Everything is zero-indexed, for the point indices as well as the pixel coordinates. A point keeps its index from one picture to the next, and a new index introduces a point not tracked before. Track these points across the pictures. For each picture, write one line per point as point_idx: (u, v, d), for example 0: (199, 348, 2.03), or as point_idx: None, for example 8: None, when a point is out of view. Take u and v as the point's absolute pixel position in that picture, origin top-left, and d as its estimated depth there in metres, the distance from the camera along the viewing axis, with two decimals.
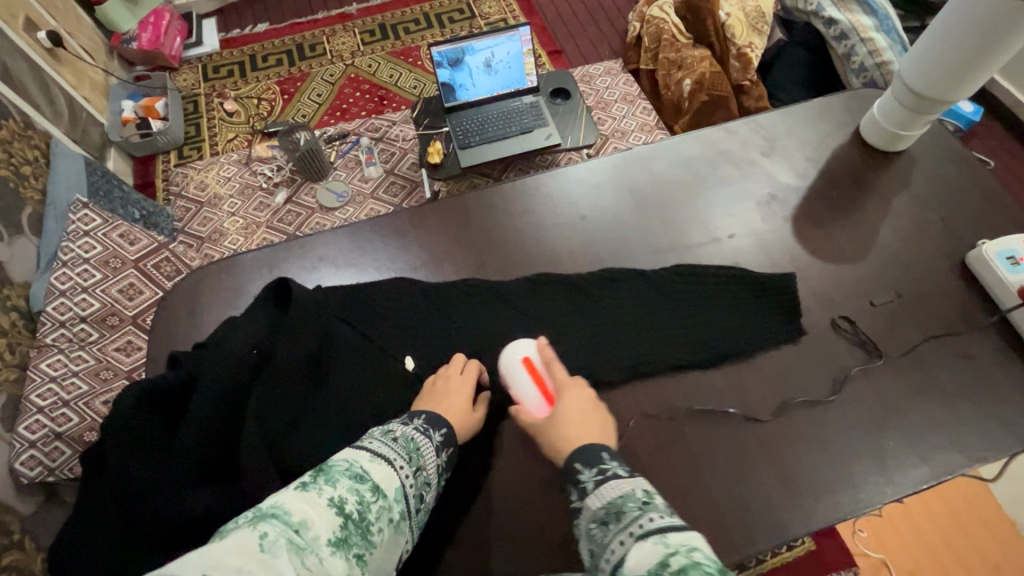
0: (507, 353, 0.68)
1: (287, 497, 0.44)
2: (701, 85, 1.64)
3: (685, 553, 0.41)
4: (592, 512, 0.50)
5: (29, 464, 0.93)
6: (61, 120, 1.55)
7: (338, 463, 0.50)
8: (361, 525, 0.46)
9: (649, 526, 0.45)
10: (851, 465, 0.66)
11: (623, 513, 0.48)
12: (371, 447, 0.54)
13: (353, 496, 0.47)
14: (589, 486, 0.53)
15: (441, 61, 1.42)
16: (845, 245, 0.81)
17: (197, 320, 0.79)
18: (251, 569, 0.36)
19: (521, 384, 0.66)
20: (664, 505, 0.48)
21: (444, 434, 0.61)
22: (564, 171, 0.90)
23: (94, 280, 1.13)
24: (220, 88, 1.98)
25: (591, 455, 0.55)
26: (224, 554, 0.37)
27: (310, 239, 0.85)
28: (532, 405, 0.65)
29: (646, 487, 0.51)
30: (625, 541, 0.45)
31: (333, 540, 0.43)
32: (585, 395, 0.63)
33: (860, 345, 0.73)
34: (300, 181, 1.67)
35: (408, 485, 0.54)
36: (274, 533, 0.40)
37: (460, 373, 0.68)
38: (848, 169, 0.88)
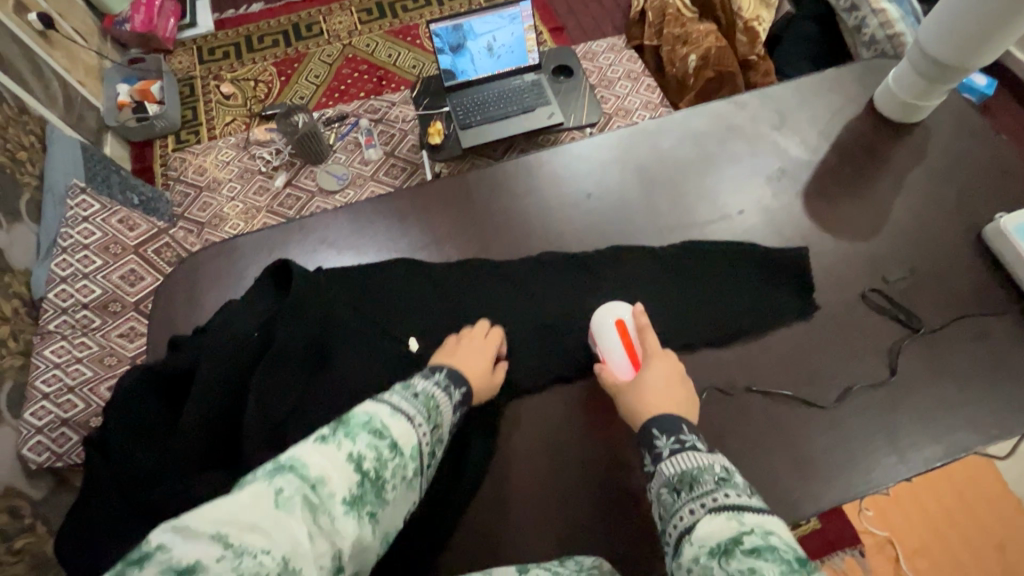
0: (601, 313, 0.68)
1: (306, 450, 0.43)
2: (706, 60, 1.60)
3: (761, 535, 0.43)
4: (665, 478, 0.52)
5: (36, 450, 0.94)
6: (56, 104, 1.53)
7: (359, 415, 0.48)
8: (377, 484, 0.45)
9: (724, 501, 0.47)
10: (863, 445, 0.65)
11: (697, 483, 0.50)
12: (391, 401, 0.52)
13: (371, 453, 0.46)
14: (665, 453, 0.54)
15: (443, 47, 1.41)
16: (860, 220, 0.79)
17: (199, 303, 0.78)
18: (265, 526, 0.37)
19: (610, 345, 0.66)
20: (744, 484, 0.49)
21: (463, 393, 0.61)
22: (569, 147, 0.87)
23: (94, 266, 1.12)
24: (217, 70, 1.94)
25: (669, 424, 0.56)
26: (242, 508, 0.37)
27: (311, 220, 0.83)
28: (618, 366, 0.65)
29: (725, 464, 0.51)
30: (696, 510, 0.47)
31: (347, 499, 0.42)
32: (676, 367, 0.63)
33: (896, 317, 0.72)
34: (300, 164, 1.65)
35: (425, 442, 0.52)
36: (290, 489, 0.39)
37: (482, 336, 0.67)
38: (862, 142, 0.85)
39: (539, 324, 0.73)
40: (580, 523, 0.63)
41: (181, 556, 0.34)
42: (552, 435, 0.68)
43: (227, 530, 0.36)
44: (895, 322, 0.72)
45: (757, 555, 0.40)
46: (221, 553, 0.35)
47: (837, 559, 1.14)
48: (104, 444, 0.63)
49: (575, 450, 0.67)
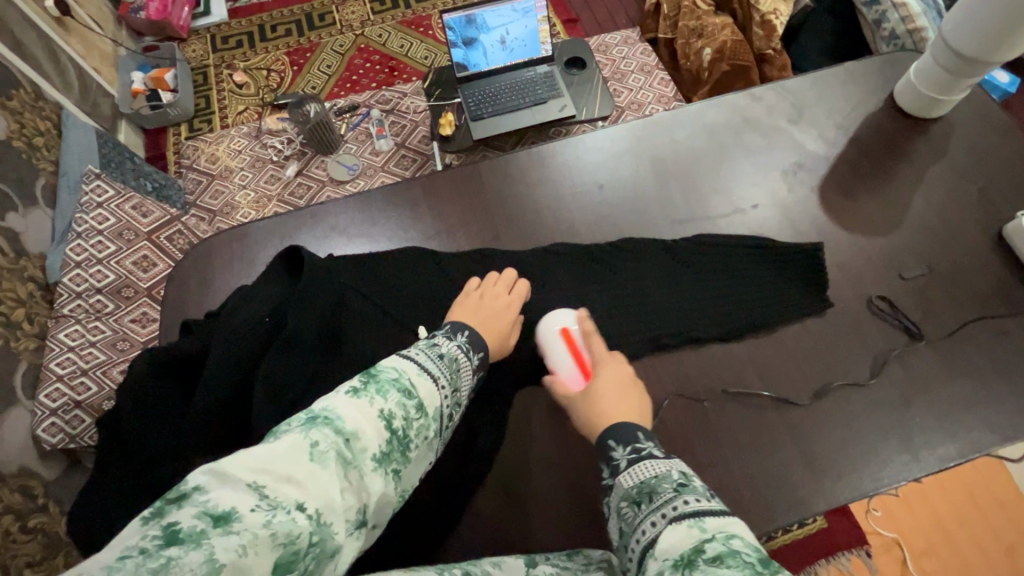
0: (545, 323, 0.69)
1: (339, 403, 0.44)
2: (721, 54, 1.57)
3: (722, 540, 0.39)
4: (625, 492, 0.49)
5: (50, 431, 0.94)
6: (71, 91, 1.54)
7: (387, 372, 0.49)
8: (403, 442, 0.46)
9: (683, 508, 0.44)
10: (875, 443, 0.64)
11: (655, 493, 0.47)
12: (417, 361, 0.53)
13: (400, 411, 0.47)
14: (622, 465, 0.52)
15: (455, 41, 1.39)
16: (877, 216, 0.78)
17: (211, 288, 0.78)
18: (301, 478, 0.37)
19: (557, 356, 0.66)
20: (704, 488, 0.46)
21: (481, 357, 0.61)
22: (582, 138, 0.86)
23: (108, 252, 1.14)
24: (230, 58, 1.95)
25: (625, 434, 0.54)
26: (279, 458, 0.37)
27: (322, 208, 0.83)
28: (566, 375, 0.65)
29: (684, 471, 0.49)
30: (657, 522, 0.44)
31: (376, 455, 0.43)
32: (626, 371, 0.63)
33: (898, 327, 0.70)
34: (310, 154, 1.65)
35: (446, 405, 0.53)
36: (326, 443, 0.40)
37: (507, 292, 0.69)
38: (880, 137, 0.83)
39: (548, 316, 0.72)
40: (584, 517, 0.63)
41: (218, 501, 0.33)
42: (561, 425, 0.68)
43: (264, 480, 0.35)
44: (897, 331, 0.70)
45: (719, 561, 0.36)
46: (258, 504, 0.34)
47: (843, 559, 1.13)
48: (117, 426, 0.64)
49: (582, 442, 0.67)
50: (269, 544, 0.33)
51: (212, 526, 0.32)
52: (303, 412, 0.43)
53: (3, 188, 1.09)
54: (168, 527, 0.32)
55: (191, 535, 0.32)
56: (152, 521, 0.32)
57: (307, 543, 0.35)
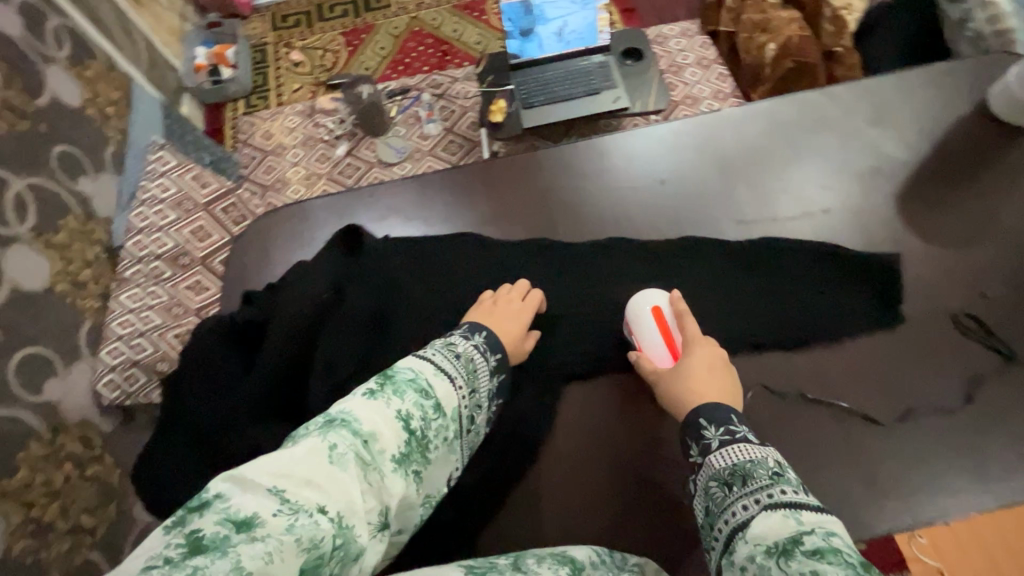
0: (636, 301, 0.67)
1: (356, 406, 0.46)
2: (786, 50, 1.50)
3: (822, 536, 0.40)
4: (716, 473, 0.51)
5: (109, 387, 1.00)
6: (141, 63, 1.60)
7: (404, 372, 0.51)
8: (421, 444, 0.48)
9: (782, 497, 0.45)
10: (943, 469, 0.61)
11: (750, 478, 0.48)
12: (434, 361, 0.54)
13: (417, 411, 0.49)
14: (714, 445, 0.53)
15: (513, 33, 1.48)
16: (960, 229, 0.73)
17: (271, 262, 0.80)
18: (321, 480, 0.39)
19: (646, 333, 0.65)
20: (799, 481, 0.47)
21: (499, 360, 0.61)
22: (646, 130, 0.84)
23: (168, 220, 1.18)
24: (288, 37, 1.98)
25: (719, 415, 0.55)
26: (298, 462, 0.39)
27: (380, 189, 0.84)
28: (654, 353, 0.64)
29: (779, 460, 0.50)
30: (750, 506, 0.46)
31: (395, 457, 0.45)
32: (717, 353, 0.62)
33: (991, 347, 0.66)
34: (361, 134, 1.67)
35: (465, 406, 0.54)
36: (343, 445, 0.42)
37: (521, 299, 0.68)
38: (969, 145, 0.78)
39: (602, 311, 0.71)
40: (630, 513, 0.62)
41: (240, 506, 0.36)
42: (609, 421, 0.67)
43: (284, 485, 0.38)
44: (990, 352, 0.66)
45: (819, 555, 0.38)
46: (280, 508, 0.36)
47: None
48: (179, 388, 0.67)
49: (632, 437, 0.66)
50: (294, 547, 0.35)
51: (235, 531, 0.34)
52: (321, 416, 0.45)
53: (76, 152, 1.14)
54: (191, 535, 0.34)
55: (214, 540, 0.34)
56: (174, 530, 0.34)
57: (330, 547, 0.37)
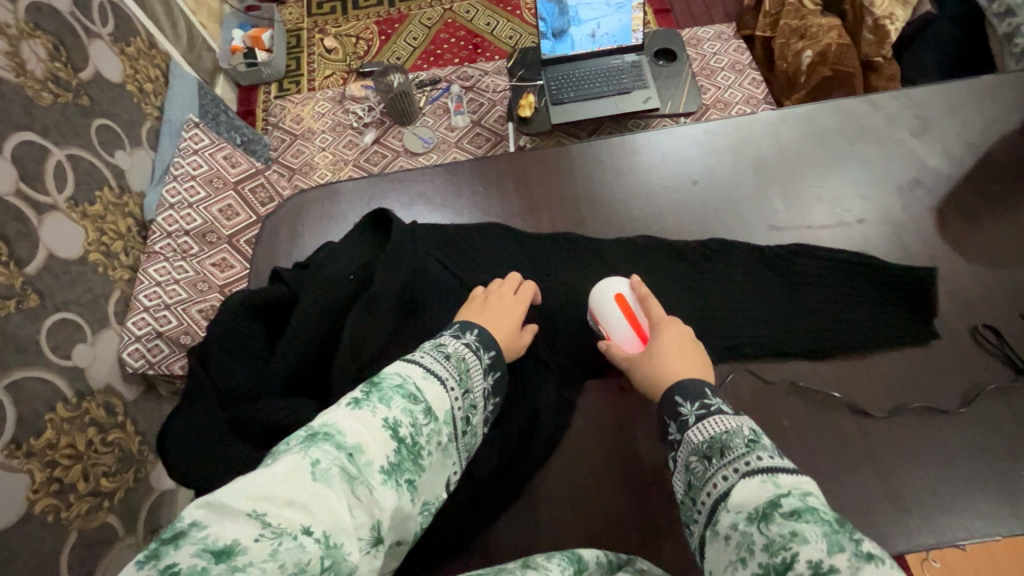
0: (598, 291, 0.67)
1: (340, 417, 0.44)
2: (824, 58, 1.47)
3: (798, 496, 0.41)
4: (694, 446, 0.50)
5: (134, 355, 1.03)
6: (180, 43, 1.63)
7: (391, 378, 0.49)
8: (413, 451, 0.46)
9: (758, 464, 0.45)
10: (968, 492, 0.59)
11: (728, 450, 0.47)
12: (423, 363, 0.53)
13: (407, 418, 0.47)
14: (690, 420, 0.52)
15: (546, 33, 1.42)
16: (1000, 246, 0.71)
17: (300, 241, 0.82)
18: (304, 499, 0.37)
19: (613, 322, 0.65)
20: (772, 445, 0.47)
21: (493, 356, 0.60)
22: (679, 129, 0.83)
23: (199, 197, 1.21)
24: (323, 24, 2.01)
25: (692, 390, 0.53)
26: (278, 481, 0.37)
27: (409, 175, 0.85)
28: (624, 340, 0.64)
29: (753, 427, 0.49)
30: (730, 476, 0.46)
31: (384, 468, 0.43)
32: (685, 332, 0.62)
33: (1007, 363, 0.65)
34: (388, 123, 1.68)
35: (457, 407, 0.53)
36: (327, 461, 0.40)
37: (513, 293, 0.67)
38: (1014, 162, 0.76)
39: None
40: (649, 507, 0.62)
41: (218, 535, 0.34)
42: (622, 420, 0.67)
43: (264, 508, 0.36)
44: (1006, 373, 0.64)
45: (797, 516, 0.39)
46: (261, 532, 0.35)
47: None
48: (204, 358, 0.68)
49: (648, 432, 0.66)
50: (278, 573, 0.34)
51: (213, 562, 0.33)
52: (303, 430, 0.43)
53: (114, 126, 1.16)
54: (165, 567, 0.32)
55: (193, 573, 0.32)
56: (148, 565, 0.32)
57: (318, 569, 0.35)
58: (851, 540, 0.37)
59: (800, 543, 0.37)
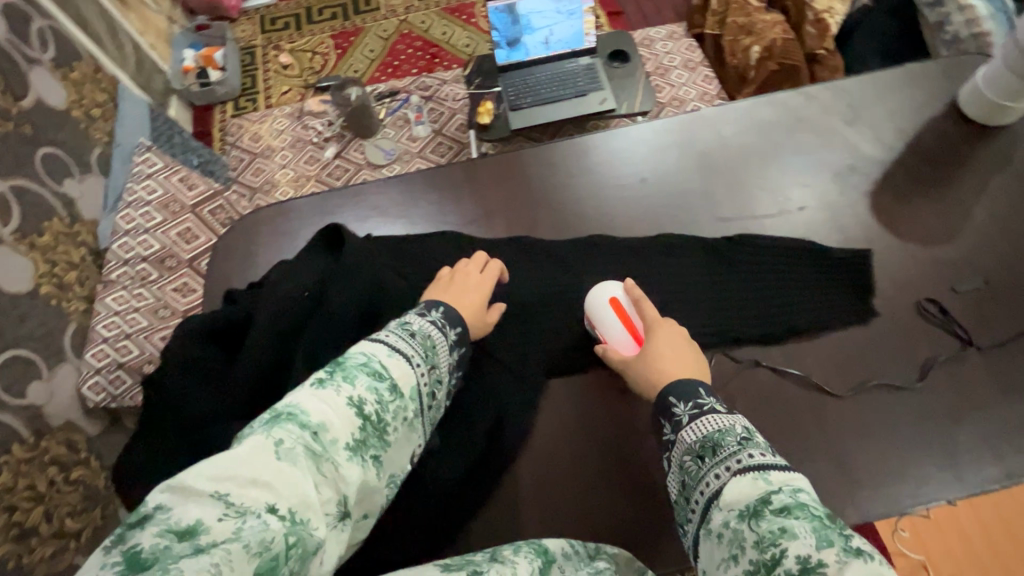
0: (595, 293, 0.67)
1: (304, 397, 0.44)
2: (771, 53, 1.53)
3: (789, 493, 0.41)
4: (688, 446, 0.51)
5: (94, 389, 0.99)
6: (128, 65, 1.59)
7: (355, 357, 0.49)
8: (378, 427, 0.47)
9: (748, 462, 0.45)
10: (916, 460, 0.62)
11: (720, 447, 0.48)
12: (388, 342, 0.53)
13: (372, 395, 0.47)
14: (684, 420, 0.53)
15: (500, 42, 1.44)
16: (932, 224, 0.75)
17: (254, 260, 0.81)
18: (269, 478, 0.37)
19: (609, 325, 0.66)
20: (766, 443, 0.48)
21: (459, 333, 0.61)
22: (627, 130, 0.85)
23: (155, 222, 1.18)
24: (277, 40, 1.99)
25: (686, 390, 0.55)
26: (241, 460, 0.37)
27: (364, 188, 0.85)
28: (620, 343, 0.65)
29: (746, 425, 0.50)
30: (722, 475, 0.46)
31: (350, 445, 0.43)
32: (679, 332, 0.63)
33: (950, 331, 0.68)
34: (349, 136, 1.67)
35: (423, 383, 0.53)
36: (291, 440, 0.40)
37: (479, 270, 0.68)
38: (941, 144, 0.80)
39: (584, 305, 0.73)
40: (617, 507, 0.63)
41: (182, 516, 0.34)
42: (585, 418, 0.68)
43: (228, 488, 0.36)
44: (949, 341, 0.68)
45: (787, 513, 0.39)
46: (225, 512, 0.35)
47: None
48: (160, 387, 0.66)
49: (609, 429, 0.67)
50: (243, 553, 0.33)
51: (176, 541, 0.33)
52: (267, 412, 0.43)
53: (61, 154, 1.13)
54: (129, 550, 0.32)
55: (155, 552, 0.32)
56: (113, 549, 0.33)
57: (283, 546, 0.35)
58: (841, 536, 0.37)
59: (789, 539, 0.37)
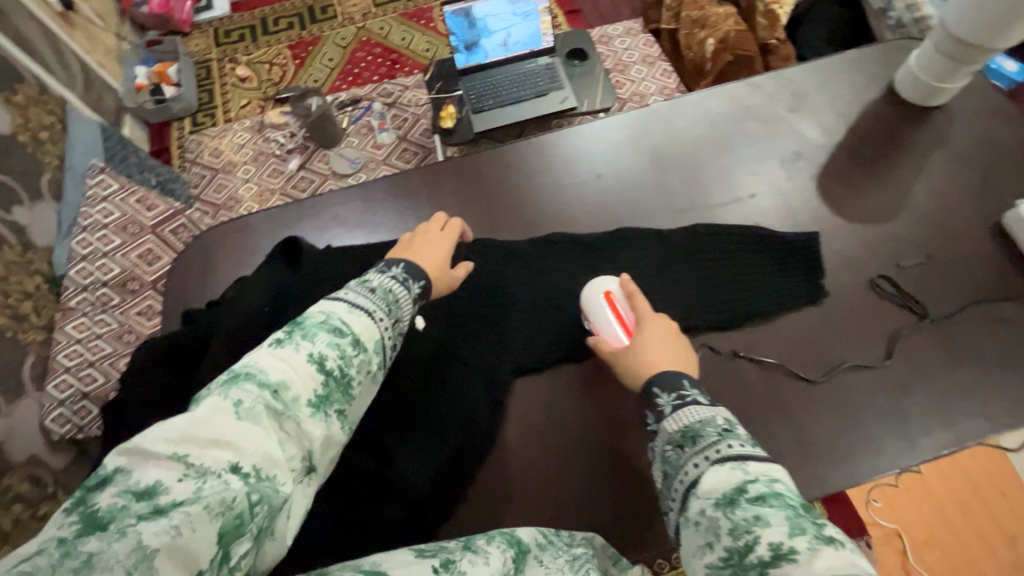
0: (590, 288, 0.69)
1: (262, 357, 0.43)
2: (725, 44, 1.54)
3: (765, 482, 0.42)
4: (668, 435, 0.50)
5: (59, 422, 0.97)
6: (76, 86, 1.54)
7: (314, 317, 0.48)
8: (342, 382, 0.45)
9: (727, 451, 0.45)
10: (873, 431, 0.65)
11: (700, 437, 0.48)
12: (348, 299, 0.51)
13: (333, 352, 0.45)
14: (667, 410, 0.52)
15: (458, 46, 1.44)
16: (876, 204, 0.78)
17: (213, 278, 0.79)
18: (229, 438, 0.36)
19: (601, 318, 0.66)
20: (746, 434, 0.48)
21: (422, 286, 0.59)
22: (583, 129, 0.86)
23: (114, 245, 1.15)
24: (232, 52, 1.95)
25: (670, 381, 0.55)
26: (198, 422, 0.37)
27: (323, 199, 0.84)
28: (611, 335, 0.65)
29: (729, 417, 0.49)
30: (700, 463, 0.46)
31: (312, 401, 0.42)
32: (669, 325, 0.63)
33: (907, 306, 0.71)
34: (313, 147, 1.65)
35: (387, 337, 0.51)
36: (250, 400, 0.39)
37: (440, 229, 0.68)
38: (882, 126, 0.83)
39: (547, 303, 0.74)
40: (592, 503, 0.63)
41: (141, 478, 0.34)
42: (557, 416, 0.69)
43: (186, 449, 0.35)
44: (899, 313, 0.71)
45: (761, 501, 0.40)
46: (185, 473, 0.34)
47: None
48: (118, 413, 0.65)
49: (580, 425, 0.68)
50: (203, 512, 0.33)
51: (134, 501, 0.32)
52: (225, 374, 0.42)
53: (9, 181, 1.09)
54: (87, 511, 0.32)
55: (112, 513, 0.32)
56: (73, 510, 0.32)
57: (247, 505, 0.34)
58: (814, 524, 0.38)
59: (763, 528, 0.38)
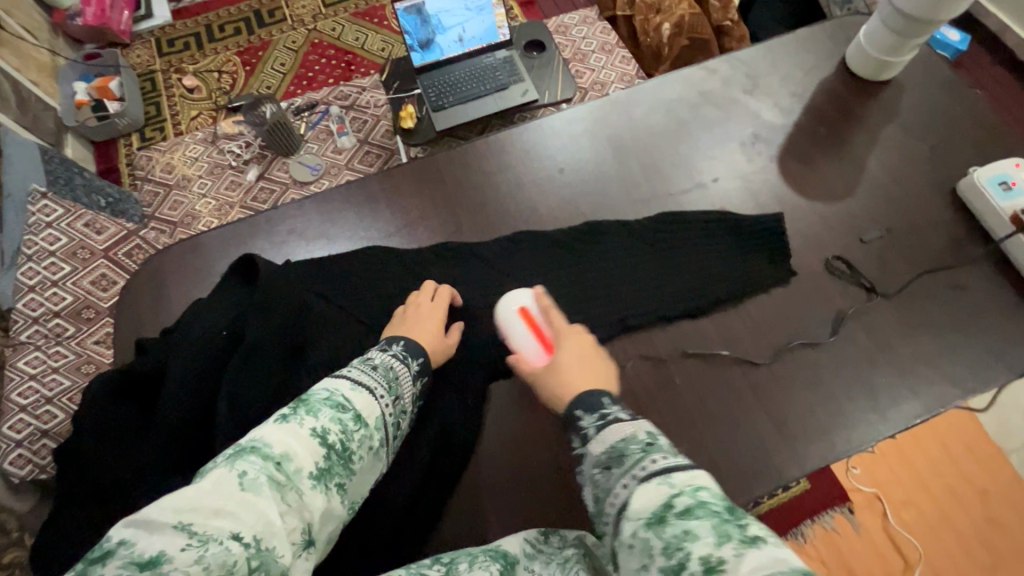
0: (503, 305, 0.67)
1: (267, 430, 0.43)
2: (681, 27, 1.55)
3: (691, 493, 0.40)
4: (595, 458, 0.48)
5: (18, 464, 0.90)
6: (9, 107, 1.46)
7: (319, 393, 0.48)
8: (343, 456, 0.45)
9: (653, 467, 0.43)
10: (844, 405, 0.65)
11: (626, 455, 0.46)
12: (350, 375, 0.51)
13: (336, 425, 0.46)
14: (591, 433, 0.50)
15: (414, 45, 1.40)
16: (834, 180, 0.79)
17: (168, 303, 0.76)
18: (233, 509, 0.36)
19: (518, 334, 0.65)
20: (670, 444, 0.46)
21: (422, 363, 0.59)
22: (542, 123, 0.85)
23: (63, 273, 1.09)
24: (178, 62, 1.87)
25: (592, 401, 0.52)
26: (204, 492, 0.36)
27: (278, 213, 0.81)
28: (530, 352, 0.63)
29: (650, 429, 0.48)
30: (628, 484, 0.43)
31: (314, 473, 0.42)
32: (586, 339, 0.62)
33: (860, 283, 0.72)
34: (270, 156, 1.59)
35: (388, 414, 0.52)
36: (255, 470, 0.39)
37: (430, 300, 0.67)
38: (834, 104, 0.84)
39: None
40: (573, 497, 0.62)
41: (146, 547, 0.33)
42: (533, 418, 0.67)
43: (191, 518, 0.35)
44: (862, 287, 0.72)
45: (689, 514, 0.38)
46: (188, 541, 0.34)
47: (827, 518, 1.11)
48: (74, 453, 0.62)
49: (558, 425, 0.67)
50: None
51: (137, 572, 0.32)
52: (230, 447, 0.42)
53: None
54: None
55: None
56: None
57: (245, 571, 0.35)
58: (738, 527, 0.37)
59: (693, 543, 0.36)
